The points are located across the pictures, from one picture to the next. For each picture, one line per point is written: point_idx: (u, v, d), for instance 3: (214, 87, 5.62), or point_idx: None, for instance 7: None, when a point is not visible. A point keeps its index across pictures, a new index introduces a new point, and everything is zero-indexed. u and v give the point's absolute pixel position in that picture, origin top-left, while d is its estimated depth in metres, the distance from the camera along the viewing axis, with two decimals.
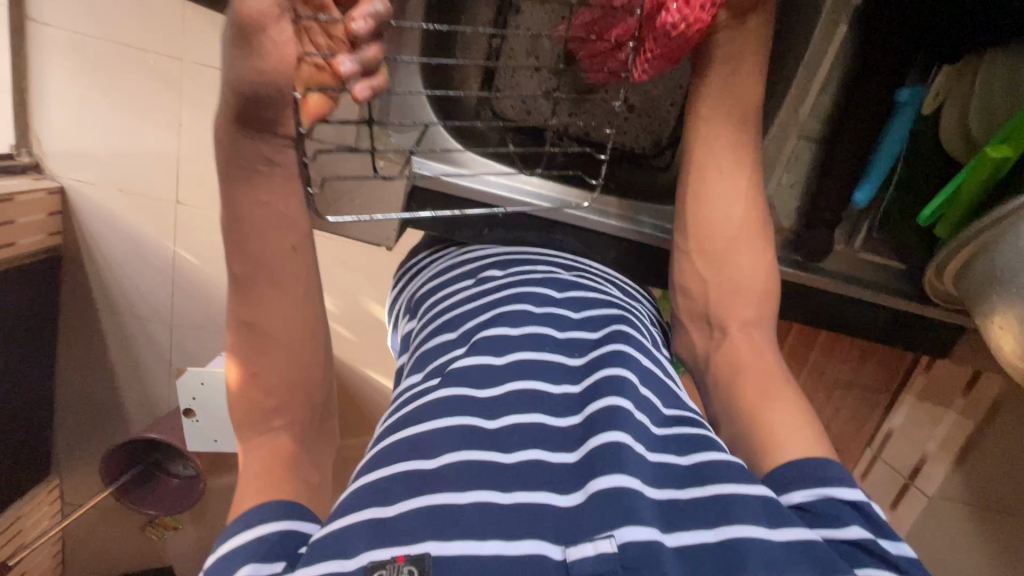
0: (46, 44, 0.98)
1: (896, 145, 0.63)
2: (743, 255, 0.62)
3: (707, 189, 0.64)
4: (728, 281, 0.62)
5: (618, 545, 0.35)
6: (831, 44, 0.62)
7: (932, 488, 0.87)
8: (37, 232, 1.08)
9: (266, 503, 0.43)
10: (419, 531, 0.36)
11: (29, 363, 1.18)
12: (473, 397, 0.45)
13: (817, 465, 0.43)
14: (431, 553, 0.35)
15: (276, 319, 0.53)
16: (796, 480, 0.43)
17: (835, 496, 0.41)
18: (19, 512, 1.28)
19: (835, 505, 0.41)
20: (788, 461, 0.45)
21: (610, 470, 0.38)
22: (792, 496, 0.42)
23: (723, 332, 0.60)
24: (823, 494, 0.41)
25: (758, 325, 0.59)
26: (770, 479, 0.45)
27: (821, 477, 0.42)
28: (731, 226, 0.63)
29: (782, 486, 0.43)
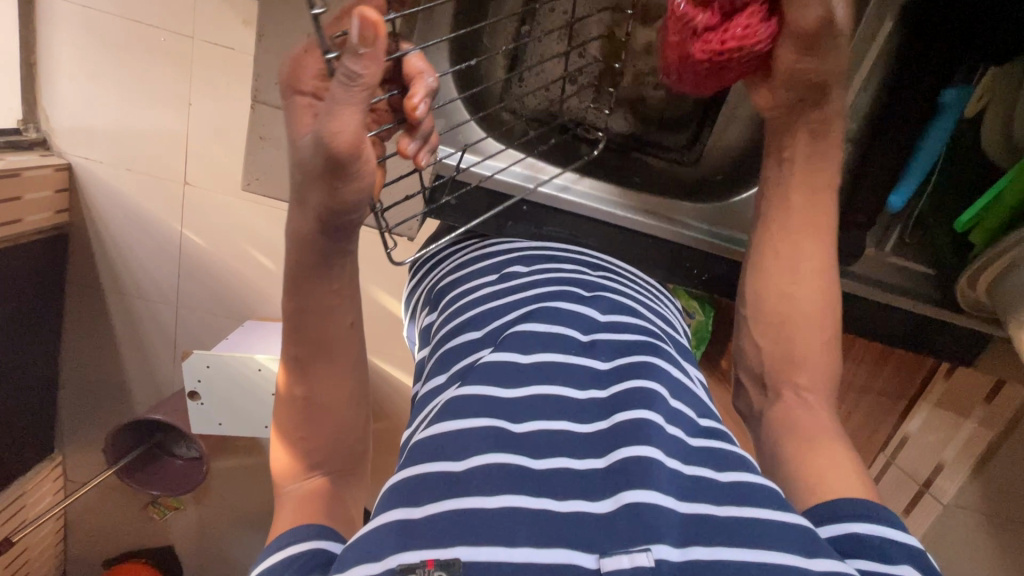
0: (55, 17, 0.96)
1: (936, 149, 0.61)
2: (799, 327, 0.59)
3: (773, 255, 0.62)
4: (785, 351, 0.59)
5: (654, 559, 0.33)
6: (875, 40, 0.60)
7: (946, 497, 0.86)
8: (45, 210, 1.07)
9: (300, 526, 0.43)
10: (449, 535, 0.35)
11: (34, 342, 1.17)
12: (498, 398, 0.44)
13: (864, 504, 0.43)
14: (461, 558, 0.33)
15: (329, 389, 0.52)
16: (850, 513, 0.43)
17: (892, 538, 0.40)
18: (22, 488, 1.28)
19: (891, 545, 0.40)
20: (840, 500, 0.45)
21: (640, 484, 0.37)
22: (845, 526, 0.42)
23: (777, 392, 0.59)
24: (877, 532, 0.41)
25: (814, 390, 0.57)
26: (825, 508, 0.44)
27: (875, 515, 0.42)
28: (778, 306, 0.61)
29: (836, 515, 0.43)
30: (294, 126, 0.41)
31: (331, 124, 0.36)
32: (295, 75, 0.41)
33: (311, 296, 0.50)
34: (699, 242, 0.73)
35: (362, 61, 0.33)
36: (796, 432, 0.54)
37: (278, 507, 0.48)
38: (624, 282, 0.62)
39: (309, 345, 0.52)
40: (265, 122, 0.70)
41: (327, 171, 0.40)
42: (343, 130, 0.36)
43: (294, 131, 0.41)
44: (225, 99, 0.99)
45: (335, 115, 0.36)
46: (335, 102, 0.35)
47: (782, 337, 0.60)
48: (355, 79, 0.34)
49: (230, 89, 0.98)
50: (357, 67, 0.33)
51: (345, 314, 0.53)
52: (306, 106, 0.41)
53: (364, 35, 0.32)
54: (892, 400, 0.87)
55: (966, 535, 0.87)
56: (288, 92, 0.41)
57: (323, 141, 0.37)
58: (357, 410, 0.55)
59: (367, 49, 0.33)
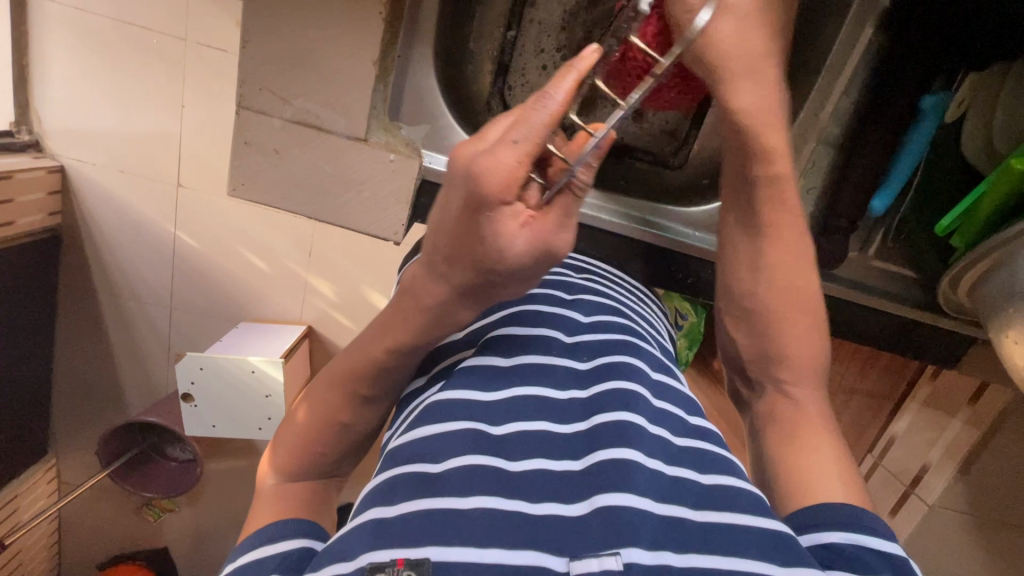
0: (47, 19, 0.96)
1: (918, 152, 0.62)
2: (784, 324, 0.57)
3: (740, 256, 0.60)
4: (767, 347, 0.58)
5: (624, 563, 0.33)
6: (855, 48, 0.60)
7: (933, 498, 0.87)
8: (37, 212, 1.07)
9: (286, 521, 0.44)
10: (421, 536, 0.35)
11: (27, 344, 1.17)
12: (479, 399, 0.44)
13: (845, 511, 0.43)
14: (431, 559, 0.33)
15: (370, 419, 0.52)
16: (827, 521, 0.42)
17: (868, 545, 0.40)
18: (16, 490, 1.28)
19: (869, 555, 0.40)
20: (820, 504, 0.45)
21: (615, 488, 0.37)
22: (824, 534, 0.42)
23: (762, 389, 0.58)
24: (854, 540, 0.41)
25: (798, 385, 0.55)
26: (805, 517, 0.44)
27: (853, 522, 0.42)
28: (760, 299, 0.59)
29: (815, 524, 0.43)
30: (499, 239, 0.37)
31: (551, 237, 0.39)
32: (507, 188, 0.34)
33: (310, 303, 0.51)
34: (686, 246, 0.73)
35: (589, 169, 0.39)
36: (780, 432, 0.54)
37: (257, 502, 0.48)
38: (609, 285, 0.62)
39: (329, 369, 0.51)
40: (256, 125, 0.70)
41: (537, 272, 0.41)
42: (556, 240, 0.39)
43: (491, 244, 0.37)
44: (218, 101, 0.99)
45: (561, 226, 0.39)
46: (568, 212, 0.39)
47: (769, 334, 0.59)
48: (582, 187, 0.39)
49: (222, 91, 0.98)
50: (584, 176, 0.38)
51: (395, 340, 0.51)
52: (511, 217, 0.36)
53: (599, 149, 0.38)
54: (878, 399, 0.87)
55: (952, 534, 0.88)
56: (493, 206, 0.35)
57: (550, 248, 0.39)
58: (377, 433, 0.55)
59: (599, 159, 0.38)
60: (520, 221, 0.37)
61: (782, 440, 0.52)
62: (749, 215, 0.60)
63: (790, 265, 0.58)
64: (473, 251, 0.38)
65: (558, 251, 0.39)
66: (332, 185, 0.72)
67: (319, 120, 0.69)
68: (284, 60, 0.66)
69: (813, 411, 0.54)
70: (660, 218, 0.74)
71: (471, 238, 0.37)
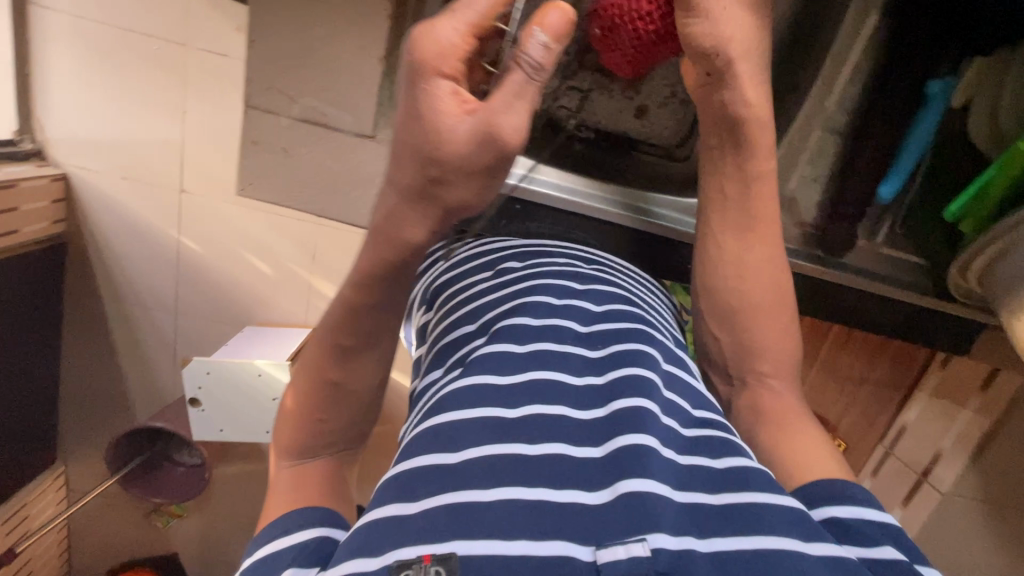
0: (48, 28, 0.97)
1: (923, 140, 0.61)
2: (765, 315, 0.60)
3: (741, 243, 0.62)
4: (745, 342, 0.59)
5: (651, 549, 0.33)
6: (859, 36, 0.60)
7: (945, 487, 0.86)
8: (42, 220, 1.07)
9: (300, 510, 0.44)
10: (445, 530, 0.35)
11: (34, 352, 1.18)
12: (497, 386, 0.44)
13: (837, 485, 0.43)
14: (457, 553, 0.33)
15: (361, 377, 0.51)
16: (824, 497, 0.43)
17: (866, 518, 0.40)
18: (25, 499, 1.28)
19: (865, 526, 0.40)
20: (815, 480, 0.45)
21: (638, 472, 0.37)
22: (823, 510, 0.42)
23: (742, 382, 0.59)
24: (853, 513, 0.41)
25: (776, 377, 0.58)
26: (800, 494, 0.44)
27: (848, 496, 0.42)
28: (752, 289, 0.60)
29: (812, 502, 0.43)
30: (439, 116, 0.35)
31: (498, 118, 0.35)
32: (435, 53, 0.35)
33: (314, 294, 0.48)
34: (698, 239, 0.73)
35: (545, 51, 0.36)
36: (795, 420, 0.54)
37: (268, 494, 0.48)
38: (617, 276, 0.62)
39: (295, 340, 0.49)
40: (261, 125, 0.70)
41: (479, 169, 0.36)
42: (506, 127, 0.35)
43: (428, 124, 0.35)
44: (219, 105, 0.99)
45: (511, 107, 0.35)
46: (516, 93, 0.35)
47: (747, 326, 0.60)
48: (538, 70, 0.36)
49: (223, 95, 0.98)
50: (539, 51, 0.35)
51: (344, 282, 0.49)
52: (448, 94, 0.35)
53: (556, 24, 0.35)
54: (888, 390, 0.87)
55: (964, 524, 0.87)
56: (427, 74, 0.35)
57: (490, 133, 0.34)
58: (374, 396, 0.54)
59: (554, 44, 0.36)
60: (457, 101, 0.35)
61: (771, 427, 0.53)
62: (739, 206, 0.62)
63: (763, 261, 0.61)
64: (410, 139, 0.36)
65: (510, 135, 0.35)
66: (337, 184, 0.72)
67: (325, 118, 0.69)
68: (287, 60, 0.67)
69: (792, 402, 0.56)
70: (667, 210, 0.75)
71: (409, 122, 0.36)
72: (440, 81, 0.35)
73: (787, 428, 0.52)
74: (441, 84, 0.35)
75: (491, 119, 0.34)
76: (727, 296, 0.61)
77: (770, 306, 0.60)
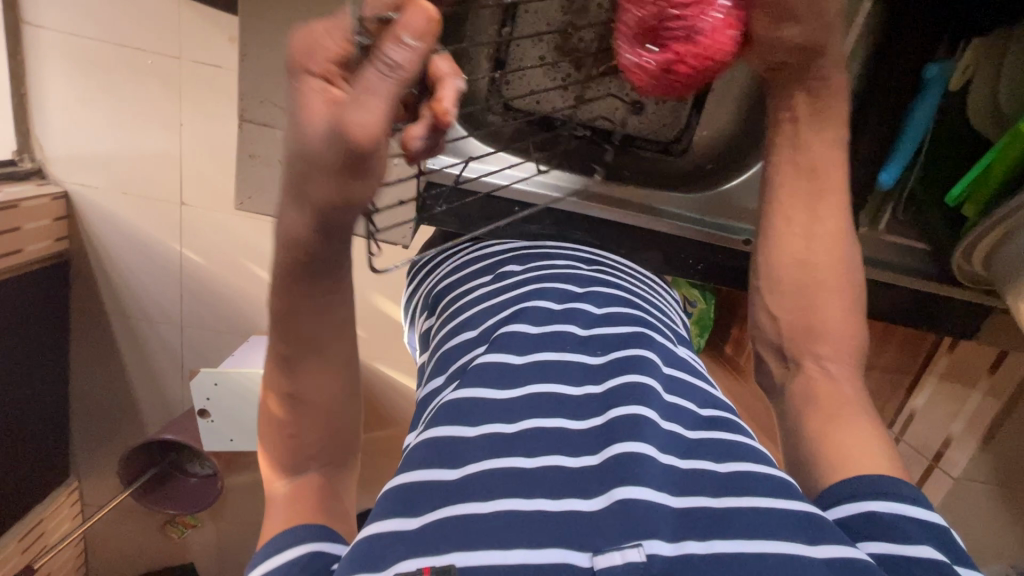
0: (42, 47, 0.97)
1: (925, 124, 0.60)
2: (824, 294, 0.59)
3: (789, 230, 0.61)
4: (808, 319, 0.59)
5: (646, 554, 0.33)
6: (856, 20, 0.59)
7: (957, 471, 0.85)
8: (45, 239, 1.08)
9: (292, 528, 0.44)
10: (444, 540, 0.35)
11: (42, 370, 1.19)
12: (494, 400, 0.44)
13: (885, 481, 0.43)
14: (456, 563, 0.33)
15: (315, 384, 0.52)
16: (866, 491, 0.43)
17: (910, 516, 0.40)
18: (40, 515, 1.30)
19: (907, 523, 0.40)
20: (859, 474, 0.45)
21: (634, 480, 0.37)
22: (861, 505, 0.42)
23: (798, 364, 0.59)
24: (896, 509, 0.41)
25: (836, 359, 0.57)
26: (841, 488, 0.44)
27: (892, 492, 0.42)
28: (812, 271, 0.60)
29: (852, 494, 0.43)
30: (302, 113, 0.35)
31: (350, 115, 0.34)
32: (306, 55, 0.35)
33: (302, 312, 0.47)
34: (702, 232, 0.72)
35: (405, 50, 0.33)
36: (801, 411, 0.54)
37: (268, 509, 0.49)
38: (619, 276, 0.62)
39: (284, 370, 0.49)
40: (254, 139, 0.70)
41: (340, 166, 0.36)
42: (357, 118, 0.34)
43: (298, 123, 0.35)
44: (216, 118, 0.99)
45: (359, 105, 0.33)
46: (369, 89, 0.33)
47: (806, 305, 0.60)
48: (396, 68, 0.33)
49: (220, 108, 0.99)
50: (400, 53, 0.33)
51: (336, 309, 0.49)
52: (318, 92, 0.35)
53: (417, 24, 0.33)
54: (896, 374, 0.87)
55: (979, 508, 0.87)
56: (298, 77, 0.35)
57: (339, 127, 0.34)
58: (344, 406, 0.55)
59: (418, 41, 0.33)
60: (327, 100, 0.35)
61: (821, 416, 0.52)
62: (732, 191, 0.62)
63: (819, 237, 0.60)
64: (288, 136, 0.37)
65: (357, 130, 0.34)
66: None
67: None
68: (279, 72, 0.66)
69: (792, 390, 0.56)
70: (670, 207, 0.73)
71: (286, 116, 0.36)
72: (311, 83, 0.35)
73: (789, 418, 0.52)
74: (311, 85, 0.35)
75: (341, 114, 0.34)
76: (780, 282, 0.61)
77: (833, 289, 0.59)
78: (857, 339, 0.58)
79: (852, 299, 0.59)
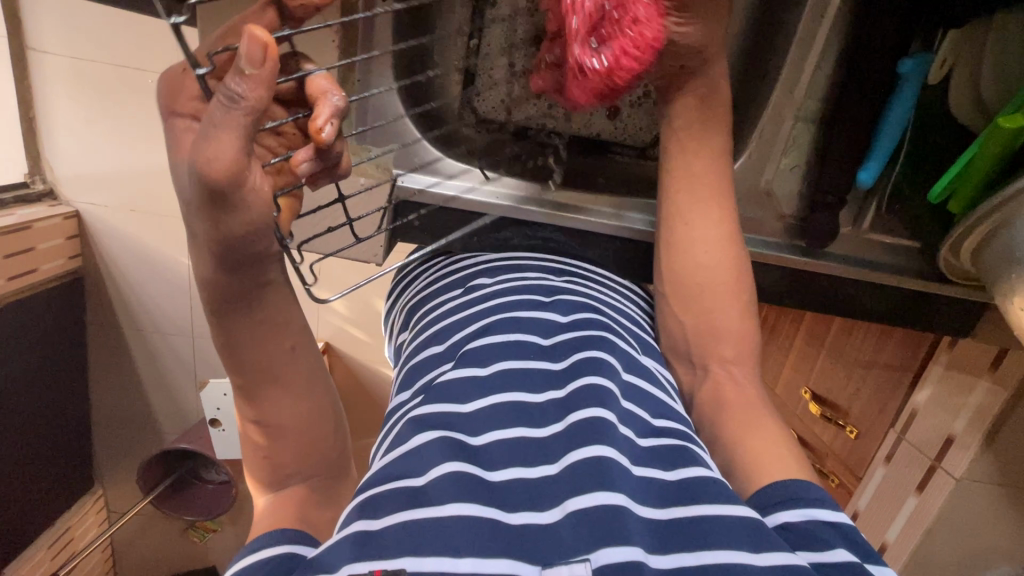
0: (47, 72, 1.00)
1: (902, 120, 0.58)
2: (718, 293, 0.60)
3: (677, 234, 0.62)
4: (707, 320, 0.59)
5: (592, 568, 0.33)
6: (825, 17, 0.58)
7: (959, 471, 0.82)
8: (58, 257, 1.12)
9: (275, 528, 0.44)
10: (398, 546, 0.35)
11: (62, 383, 1.23)
12: (455, 413, 0.44)
13: (796, 487, 0.43)
14: (406, 569, 0.33)
15: (285, 412, 0.50)
16: (778, 500, 0.42)
17: (822, 519, 0.40)
18: (68, 522, 1.34)
19: (821, 527, 0.39)
20: (772, 482, 0.44)
21: (589, 489, 0.37)
22: (776, 517, 0.41)
23: (705, 371, 0.58)
24: (808, 516, 0.40)
25: (739, 364, 0.58)
26: (758, 502, 0.43)
27: (803, 498, 0.42)
28: (702, 271, 0.61)
29: (766, 507, 0.43)
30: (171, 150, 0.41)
31: (204, 147, 0.36)
32: (173, 98, 0.41)
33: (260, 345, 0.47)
34: None
35: (247, 81, 0.34)
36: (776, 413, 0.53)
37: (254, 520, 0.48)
38: (588, 284, 0.61)
39: (256, 389, 0.49)
40: None
41: (205, 202, 0.39)
42: (218, 148, 0.36)
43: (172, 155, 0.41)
44: None
45: (208, 137, 0.36)
46: (214, 123, 0.35)
47: (702, 309, 0.60)
48: (240, 101, 0.35)
49: None
50: (241, 86, 0.34)
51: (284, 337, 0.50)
52: (184, 130, 0.41)
53: (251, 54, 0.34)
54: (897, 372, 0.89)
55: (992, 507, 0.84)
56: (168, 118, 0.41)
57: (196, 166, 0.36)
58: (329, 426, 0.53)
59: (253, 71, 0.34)
60: (193, 135, 0.41)
61: (743, 418, 0.53)
62: (695, 194, 0.62)
63: (707, 239, 0.61)
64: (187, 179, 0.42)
65: (215, 165, 0.36)
66: None
67: None
68: None
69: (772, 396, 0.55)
70: (623, 210, 0.71)
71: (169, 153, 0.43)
72: (180, 123, 0.41)
73: (760, 422, 0.52)
74: (180, 125, 0.41)
75: (198, 150, 0.36)
76: (681, 282, 0.61)
77: (729, 293, 0.60)
78: (751, 347, 0.59)
79: (744, 299, 0.61)
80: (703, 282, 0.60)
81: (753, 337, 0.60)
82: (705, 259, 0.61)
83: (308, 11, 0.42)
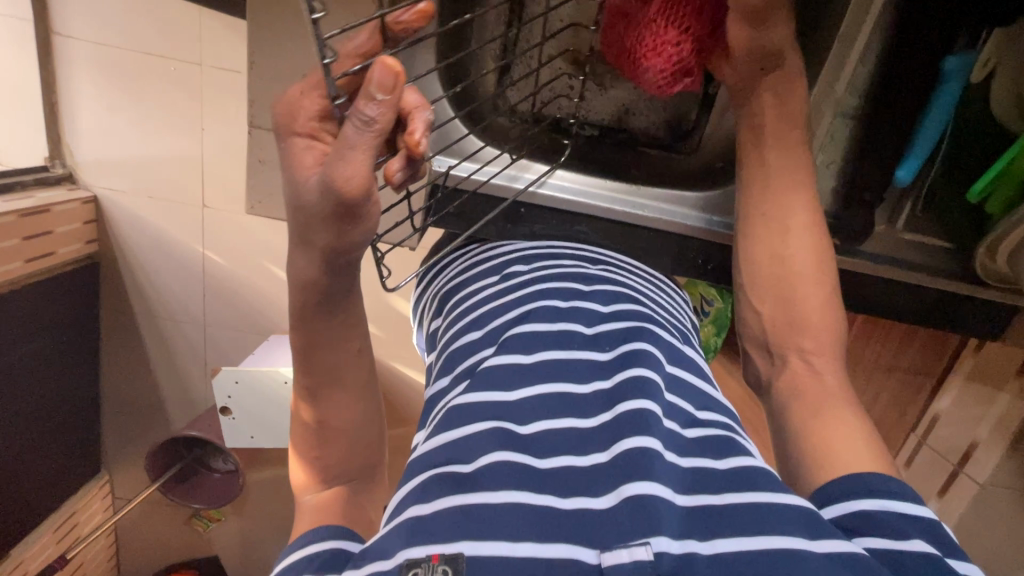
0: (72, 57, 1.00)
1: (940, 123, 0.59)
2: (800, 282, 0.61)
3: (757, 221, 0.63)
4: (788, 307, 0.61)
5: (653, 553, 0.33)
6: (869, 14, 0.57)
7: (983, 477, 0.83)
8: (75, 242, 1.12)
9: (318, 527, 0.45)
10: (453, 531, 0.35)
11: (73, 367, 1.24)
12: (502, 400, 0.44)
13: (877, 482, 0.42)
14: (465, 552, 0.33)
15: (333, 408, 0.54)
16: (854, 491, 0.42)
17: (897, 511, 0.39)
18: (74, 507, 1.35)
19: (896, 518, 0.39)
20: (847, 476, 0.44)
21: (641, 477, 0.36)
22: (853, 505, 0.41)
23: (787, 357, 0.60)
24: (883, 507, 0.40)
25: (821, 354, 0.58)
26: (830, 490, 0.44)
27: (880, 490, 0.41)
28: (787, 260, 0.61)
29: (840, 496, 0.43)
30: (295, 170, 0.43)
31: (336, 165, 0.39)
32: (291, 118, 0.42)
33: (325, 334, 0.53)
34: (703, 231, 0.70)
35: (379, 106, 0.36)
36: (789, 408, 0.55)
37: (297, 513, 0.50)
38: (627, 275, 0.61)
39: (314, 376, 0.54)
40: (265, 144, 0.72)
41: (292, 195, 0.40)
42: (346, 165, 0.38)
43: (290, 170, 0.43)
44: (237, 122, 1.01)
45: (342, 158, 0.38)
46: (348, 144, 0.38)
47: (783, 298, 0.61)
48: (368, 122, 0.37)
49: (240, 111, 1.00)
50: (375, 111, 0.36)
51: (353, 340, 0.54)
52: (307, 149, 0.42)
53: (384, 81, 0.35)
54: (920, 377, 0.85)
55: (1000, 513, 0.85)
56: (285, 137, 0.43)
57: (331, 180, 0.39)
58: (369, 428, 0.56)
59: (385, 95, 0.36)
60: (316, 154, 0.43)
61: (809, 413, 0.53)
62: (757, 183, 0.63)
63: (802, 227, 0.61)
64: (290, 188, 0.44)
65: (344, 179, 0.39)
66: None
67: None
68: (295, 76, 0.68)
69: (813, 389, 0.55)
70: (659, 203, 0.71)
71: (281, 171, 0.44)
72: (297, 140, 0.43)
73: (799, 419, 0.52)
74: (298, 142, 0.42)
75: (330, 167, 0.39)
76: (761, 268, 0.63)
77: (812, 282, 0.60)
78: (836, 334, 0.59)
79: (830, 291, 0.61)
80: (795, 281, 0.61)
81: (840, 326, 0.59)
82: (784, 248, 0.61)
83: (406, 32, 0.42)
